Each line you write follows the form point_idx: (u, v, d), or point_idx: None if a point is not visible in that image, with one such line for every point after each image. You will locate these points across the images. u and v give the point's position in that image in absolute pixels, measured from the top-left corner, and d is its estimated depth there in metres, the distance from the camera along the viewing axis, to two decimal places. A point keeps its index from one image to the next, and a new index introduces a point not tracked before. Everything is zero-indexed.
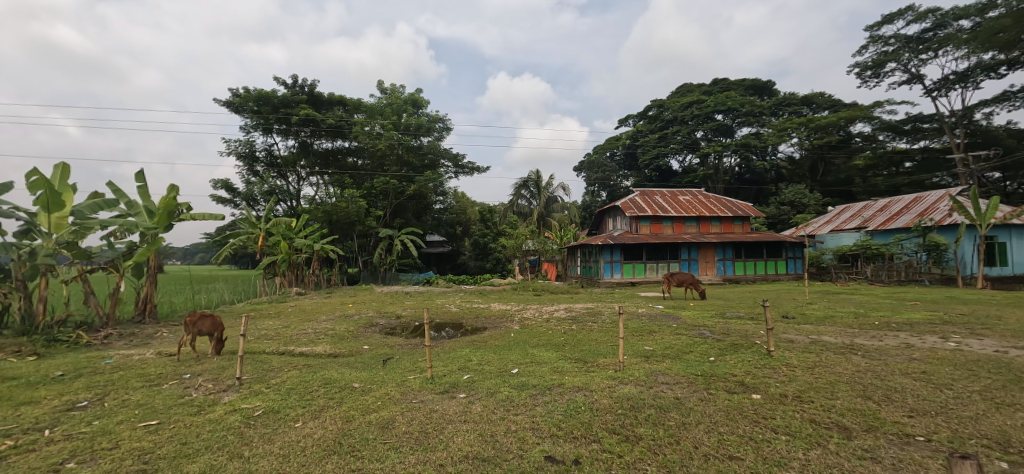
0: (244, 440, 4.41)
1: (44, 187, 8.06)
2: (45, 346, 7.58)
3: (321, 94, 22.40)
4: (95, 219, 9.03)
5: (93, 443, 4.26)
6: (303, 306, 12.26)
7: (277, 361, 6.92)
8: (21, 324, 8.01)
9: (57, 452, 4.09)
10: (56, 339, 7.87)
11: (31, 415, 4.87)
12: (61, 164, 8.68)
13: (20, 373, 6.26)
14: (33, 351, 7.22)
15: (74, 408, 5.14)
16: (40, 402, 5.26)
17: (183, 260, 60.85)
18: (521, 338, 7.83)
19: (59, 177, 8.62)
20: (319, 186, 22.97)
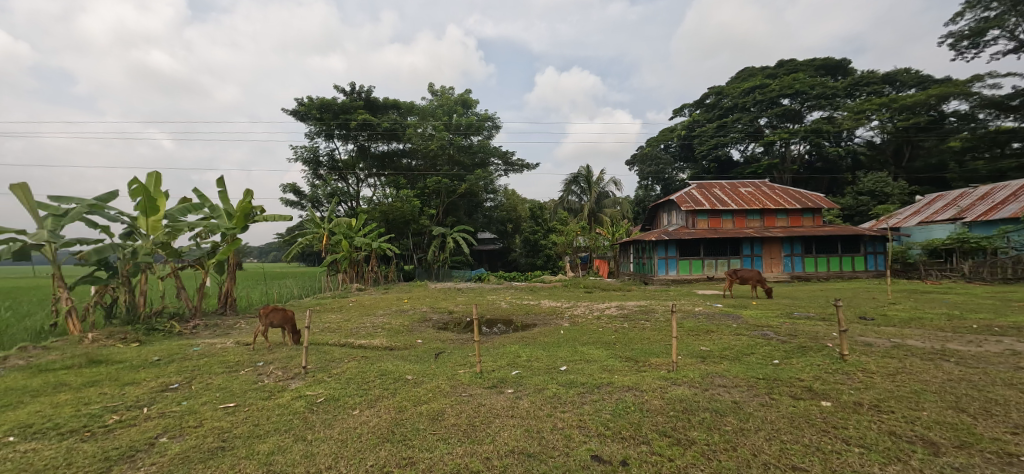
0: (309, 424, 4.68)
1: (142, 194, 9.01)
2: (145, 334, 8.49)
3: (376, 99, 23.40)
4: (184, 222, 9.97)
5: (181, 421, 4.68)
6: (362, 301, 12.82)
7: (338, 352, 7.28)
8: (127, 315, 9.01)
9: (153, 428, 4.53)
10: (154, 328, 8.79)
11: (132, 394, 5.44)
12: (155, 171, 9.68)
13: (125, 357, 7.05)
14: (136, 338, 8.14)
15: (167, 389, 5.69)
16: (140, 383, 5.87)
17: (260, 258, 66.53)
18: (570, 335, 7.70)
19: (153, 185, 9.59)
20: (377, 186, 23.93)
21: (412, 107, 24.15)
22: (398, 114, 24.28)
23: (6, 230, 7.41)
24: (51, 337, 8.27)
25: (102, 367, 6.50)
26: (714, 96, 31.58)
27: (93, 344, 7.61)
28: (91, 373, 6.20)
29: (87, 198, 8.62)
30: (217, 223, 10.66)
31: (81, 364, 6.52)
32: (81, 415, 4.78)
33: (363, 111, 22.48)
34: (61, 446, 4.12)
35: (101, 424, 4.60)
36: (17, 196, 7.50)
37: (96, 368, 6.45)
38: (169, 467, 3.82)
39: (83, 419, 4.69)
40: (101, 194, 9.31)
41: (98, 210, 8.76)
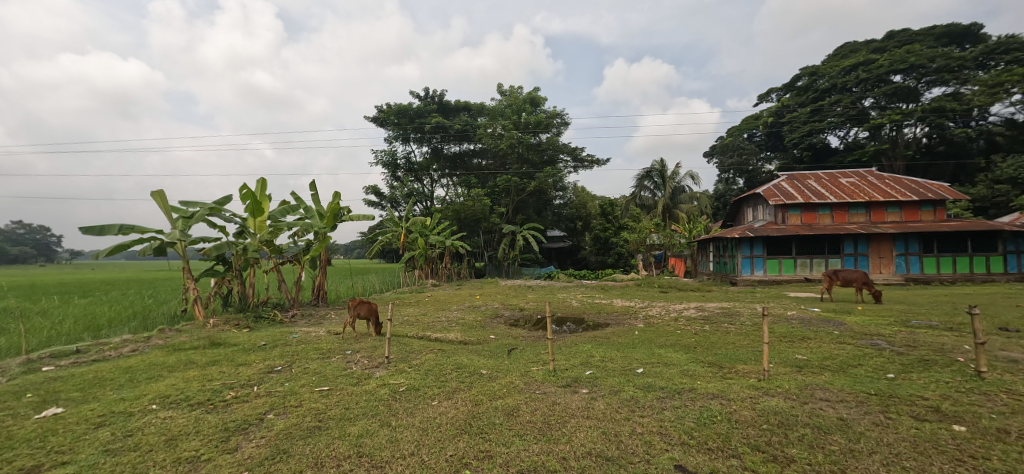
0: (394, 410, 4.92)
1: (251, 198, 9.99)
2: (254, 321, 9.47)
3: (448, 102, 24.21)
4: (285, 222, 10.92)
5: (284, 401, 5.12)
6: (436, 296, 13.30)
7: (417, 344, 7.60)
8: (239, 304, 10.07)
9: (262, 405, 5.00)
10: (261, 316, 9.78)
11: (245, 374, 6.05)
12: (261, 177, 10.70)
13: (238, 341, 7.88)
14: (247, 324, 9.11)
15: (272, 371, 6.26)
16: (251, 364, 6.52)
17: (347, 255, 72.19)
18: (646, 336, 7.39)
19: (260, 189, 10.61)
20: (450, 187, 24.70)
21: (482, 108, 24.58)
22: (469, 116, 24.92)
23: (148, 229, 8.57)
24: (182, 321, 9.47)
25: (221, 349, 7.31)
26: (807, 78, 28.87)
27: (214, 329, 8.60)
28: (212, 353, 7.00)
29: (208, 202, 9.73)
30: (312, 223, 11.55)
31: (204, 345, 7.39)
32: (206, 389, 5.40)
33: (437, 115, 23.34)
34: (191, 415, 4.68)
35: (221, 398, 5.16)
36: (156, 201, 8.64)
37: (216, 349, 7.27)
38: (275, 441, 4.19)
39: (208, 393, 5.29)
40: (218, 198, 10.48)
41: (216, 212, 9.85)
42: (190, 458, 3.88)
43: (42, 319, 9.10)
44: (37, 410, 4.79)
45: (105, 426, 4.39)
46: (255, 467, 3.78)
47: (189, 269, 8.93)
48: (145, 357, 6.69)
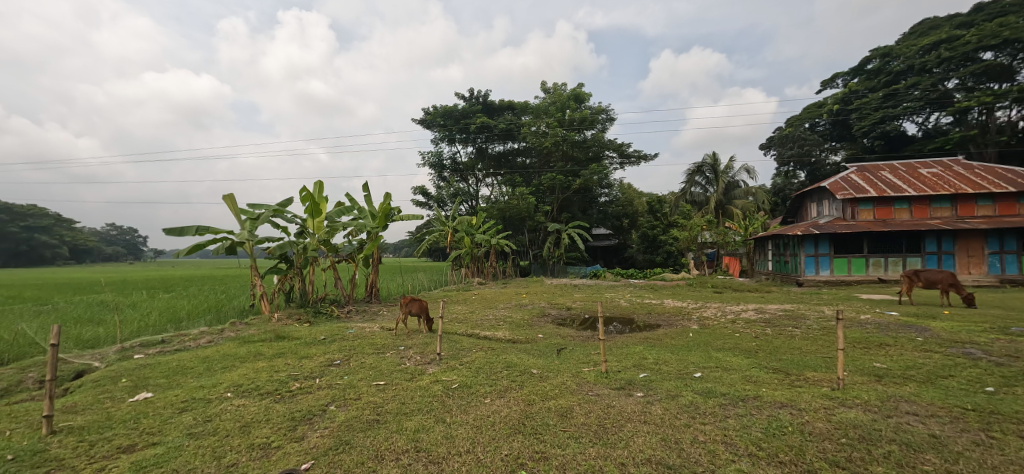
0: (448, 407, 5.00)
1: (310, 199, 10.46)
2: (313, 316, 9.95)
3: (493, 102, 24.40)
4: (340, 222, 11.37)
5: (344, 393, 5.31)
6: (483, 294, 13.41)
7: (467, 342, 7.68)
8: (300, 300, 10.61)
9: (324, 397, 5.21)
10: (320, 311, 10.26)
11: (308, 366, 6.34)
12: (319, 180, 11.17)
13: (300, 335, 8.29)
14: (307, 319, 9.58)
15: (332, 364, 6.52)
16: (313, 357, 6.82)
17: (395, 253, 74.74)
18: (702, 339, 7.11)
19: (317, 191, 11.09)
20: (494, 186, 24.90)
21: (526, 107, 24.56)
22: (513, 115, 24.97)
23: (220, 230, 9.18)
24: (250, 315, 10.09)
25: (285, 342, 7.71)
26: (879, 60, 26.76)
27: (278, 323, 9.10)
28: (278, 346, 7.40)
29: (272, 204, 10.28)
30: (365, 223, 11.95)
31: (270, 338, 7.83)
32: (274, 380, 5.70)
33: (482, 115, 23.59)
34: (261, 404, 4.95)
35: (287, 389, 5.43)
36: (227, 204, 9.22)
37: (281, 342, 7.67)
38: (337, 432, 4.35)
39: (275, 383, 5.58)
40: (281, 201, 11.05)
41: (279, 214, 10.39)
42: (262, 445, 4.10)
43: (132, 311, 9.99)
44: (131, 394, 5.24)
45: (188, 411, 4.73)
46: (320, 457, 3.94)
47: (256, 267, 9.49)
48: (220, 348, 7.17)
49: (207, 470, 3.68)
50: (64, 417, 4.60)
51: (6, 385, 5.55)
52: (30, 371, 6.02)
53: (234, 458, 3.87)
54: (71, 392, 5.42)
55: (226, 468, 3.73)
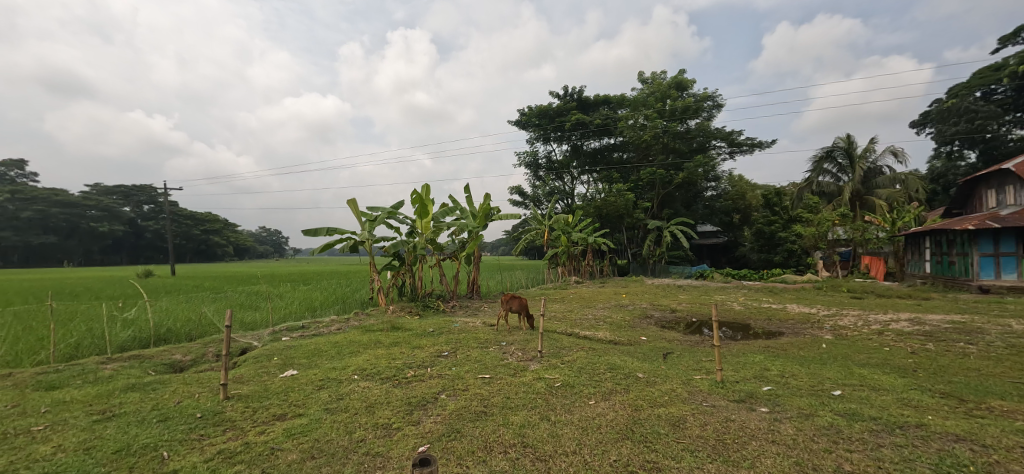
0: (551, 405, 4.95)
1: (419, 202, 11.14)
2: (422, 309, 10.64)
3: (588, 98, 23.98)
4: (446, 222, 11.96)
5: (453, 383, 5.55)
6: (581, 293, 13.19)
7: (567, 341, 7.59)
8: (411, 294, 11.42)
9: (436, 385, 5.48)
10: (428, 305, 10.94)
11: (420, 355, 6.75)
12: (426, 183, 11.84)
13: (412, 326, 8.89)
14: (417, 312, 10.28)
15: (441, 355, 6.85)
16: (424, 347, 7.24)
17: (493, 251, 77.75)
18: (838, 351, 6.21)
19: (425, 194, 11.77)
20: (590, 183, 24.50)
21: (623, 100, 23.74)
22: (609, 109, 24.26)
23: (345, 231, 10.19)
24: (370, 307, 11.12)
25: (399, 332, 8.30)
26: None
27: (393, 314, 9.88)
28: (394, 335, 7.99)
29: (387, 206, 11.16)
30: (467, 222, 12.45)
31: (387, 328, 8.51)
32: (392, 366, 6.15)
33: (577, 111, 23.30)
34: (382, 388, 5.35)
35: (403, 375, 5.82)
36: (350, 208, 10.24)
37: (396, 332, 8.28)
38: (448, 420, 4.53)
39: (393, 369, 6.01)
40: (394, 203, 11.94)
41: (393, 216, 11.24)
42: (384, 425, 4.41)
43: (279, 299, 11.54)
44: (281, 370, 6.01)
45: (324, 389, 5.28)
46: (434, 441, 4.12)
47: (374, 264, 10.37)
48: (347, 335, 7.95)
49: (341, 443, 4.06)
50: (234, 385, 5.41)
51: (193, 356, 6.72)
52: (210, 346, 7.24)
53: (362, 434, 4.22)
54: (238, 365, 6.38)
55: (357, 442, 4.08)
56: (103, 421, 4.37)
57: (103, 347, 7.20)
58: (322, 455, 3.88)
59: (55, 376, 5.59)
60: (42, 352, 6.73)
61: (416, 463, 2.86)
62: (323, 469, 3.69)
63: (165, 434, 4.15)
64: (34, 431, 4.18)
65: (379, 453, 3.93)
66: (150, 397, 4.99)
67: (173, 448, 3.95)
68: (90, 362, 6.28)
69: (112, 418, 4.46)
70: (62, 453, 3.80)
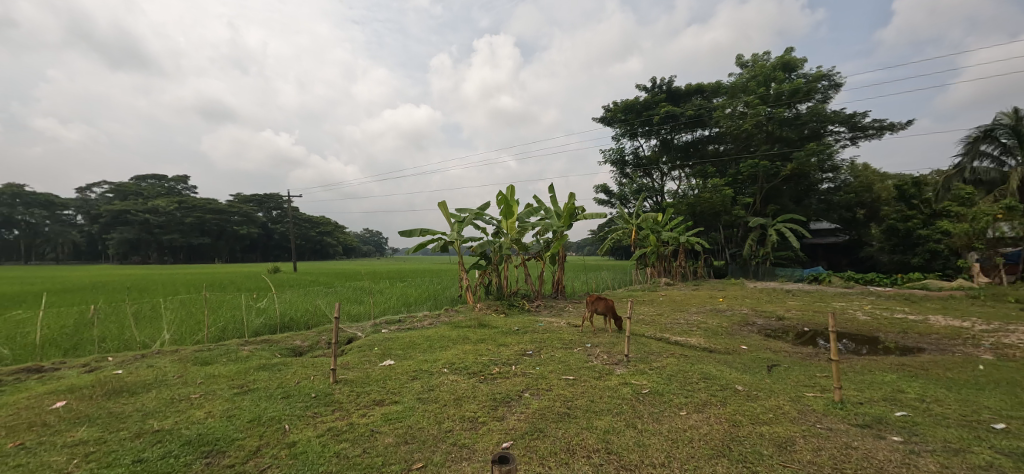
0: (638, 413, 4.63)
1: (504, 203, 11.27)
2: (508, 308, 10.74)
3: (679, 88, 22.64)
4: (530, 222, 11.97)
5: (537, 382, 5.46)
6: (672, 296, 12.39)
7: (656, 346, 7.12)
8: (497, 293, 11.61)
9: (520, 383, 5.44)
10: (513, 304, 11.02)
11: (505, 353, 6.77)
12: (510, 184, 11.96)
13: (498, 324, 8.99)
14: (502, 310, 10.40)
15: (525, 354, 6.81)
16: (509, 345, 7.26)
17: (579, 251, 77.02)
18: (1002, 376, 5.06)
19: (509, 195, 11.90)
20: (682, 179, 23.11)
21: (718, 87, 22.04)
22: (703, 98, 22.62)
23: (436, 232, 10.64)
24: (459, 304, 11.52)
25: (485, 329, 8.45)
26: None
27: (481, 312, 10.12)
28: (480, 332, 8.14)
29: (474, 208, 11.46)
30: (551, 222, 12.34)
31: (474, 325, 8.70)
32: (478, 362, 6.24)
33: (667, 103, 22.09)
34: (468, 382, 5.43)
35: (489, 371, 5.87)
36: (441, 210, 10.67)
37: (483, 329, 8.43)
38: (532, 419, 4.46)
39: (480, 365, 6.10)
40: (480, 205, 12.24)
41: (480, 216, 11.51)
42: (470, 418, 4.46)
43: (380, 295, 12.42)
44: (380, 359, 6.41)
45: (417, 379, 5.51)
46: (518, 439, 4.07)
47: (463, 263, 10.70)
48: (438, 330, 8.26)
49: (431, 431, 4.18)
50: (341, 371, 5.86)
51: (310, 342, 7.43)
52: (323, 335, 7.95)
53: (450, 425, 4.30)
54: (344, 353, 6.92)
55: (445, 432, 4.18)
56: (242, 394, 4.97)
57: (242, 331, 8.26)
58: (414, 441, 4.02)
59: (207, 354, 6.51)
60: (199, 333, 7.91)
61: (495, 460, 2.86)
62: (414, 454, 3.83)
63: (287, 409, 4.60)
64: (191, 398, 4.87)
65: (465, 445, 3.98)
66: (277, 376, 5.58)
67: (293, 422, 4.35)
68: (233, 343, 7.24)
69: (247, 391, 5.05)
70: (212, 418, 4.37)
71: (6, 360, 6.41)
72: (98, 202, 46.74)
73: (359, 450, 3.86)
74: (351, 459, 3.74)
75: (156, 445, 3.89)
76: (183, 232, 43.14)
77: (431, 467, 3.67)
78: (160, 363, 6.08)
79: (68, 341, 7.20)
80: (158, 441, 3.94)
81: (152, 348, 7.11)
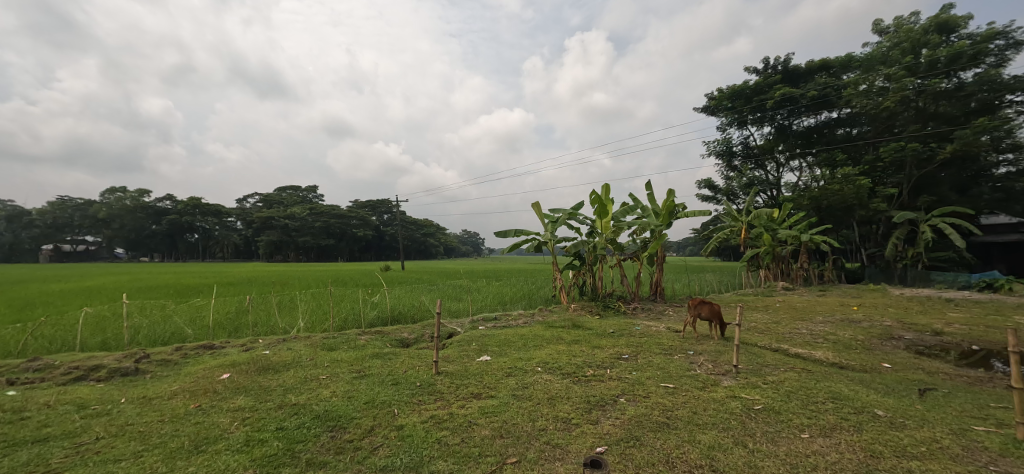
0: (750, 431, 4.08)
1: (598, 202, 10.92)
2: (602, 310, 10.38)
3: (797, 67, 20.20)
4: (625, 221, 11.45)
5: (634, 388, 5.13)
6: (792, 302, 10.96)
7: (772, 358, 6.31)
8: (591, 294, 11.29)
9: (615, 387, 5.15)
10: (608, 306, 10.61)
11: (600, 356, 6.50)
12: (604, 183, 11.55)
13: (593, 326, 8.71)
14: (597, 312, 10.05)
15: (621, 357, 6.46)
16: (604, 348, 6.97)
17: (680, 252, 72.87)
18: None
19: (604, 193, 11.50)
20: (803, 169, 20.54)
21: (849, 62, 19.21)
22: (829, 76, 19.87)
23: (530, 232, 10.67)
24: (553, 304, 11.43)
25: (580, 330, 8.22)
26: None
27: (574, 312, 9.91)
28: (574, 333, 7.95)
29: (567, 207, 11.28)
30: (648, 221, 11.68)
31: (568, 326, 8.52)
32: (573, 363, 6.07)
33: (783, 85, 19.83)
34: (562, 383, 5.28)
35: (583, 373, 5.66)
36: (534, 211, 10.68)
37: (577, 330, 8.23)
38: (628, 425, 4.17)
39: (574, 366, 5.92)
40: (573, 205, 12.01)
41: (573, 216, 11.30)
42: (564, 418, 4.31)
43: (478, 293, 12.80)
44: (477, 355, 6.56)
45: (512, 376, 5.50)
46: (613, 445, 3.83)
47: (556, 263, 10.56)
48: (533, 329, 8.24)
49: (525, 428, 4.11)
50: (443, 363, 6.08)
51: (415, 335, 7.87)
52: (427, 329, 8.39)
53: (544, 424, 4.19)
54: (445, 347, 7.21)
55: (539, 430, 4.08)
56: (359, 378, 5.38)
57: (360, 322, 9.06)
58: (510, 436, 3.98)
59: (332, 341, 7.21)
60: (326, 322, 8.85)
61: (587, 462, 3.54)
62: (509, 449, 3.78)
63: (395, 395, 4.85)
64: (320, 378, 5.38)
65: (559, 445, 3.85)
66: (388, 364, 5.98)
67: (401, 406, 4.57)
68: (352, 333, 7.95)
69: (364, 376, 5.45)
70: (335, 397, 4.76)
71: (189, 338, 7.71)
72: (250, 209, 55.15)
73: (458, 439, 3.92)
74: (450, 447, 3.80)
75: (293, 416, 4.29)
76: (313, 234, 49.57)
77: (526, 463, 3.59)
78: (297, 347, 6.85)
79: (231, 324, 8.47)
80: (295, 413, 4.35)
81: (292, 333, 8.12)
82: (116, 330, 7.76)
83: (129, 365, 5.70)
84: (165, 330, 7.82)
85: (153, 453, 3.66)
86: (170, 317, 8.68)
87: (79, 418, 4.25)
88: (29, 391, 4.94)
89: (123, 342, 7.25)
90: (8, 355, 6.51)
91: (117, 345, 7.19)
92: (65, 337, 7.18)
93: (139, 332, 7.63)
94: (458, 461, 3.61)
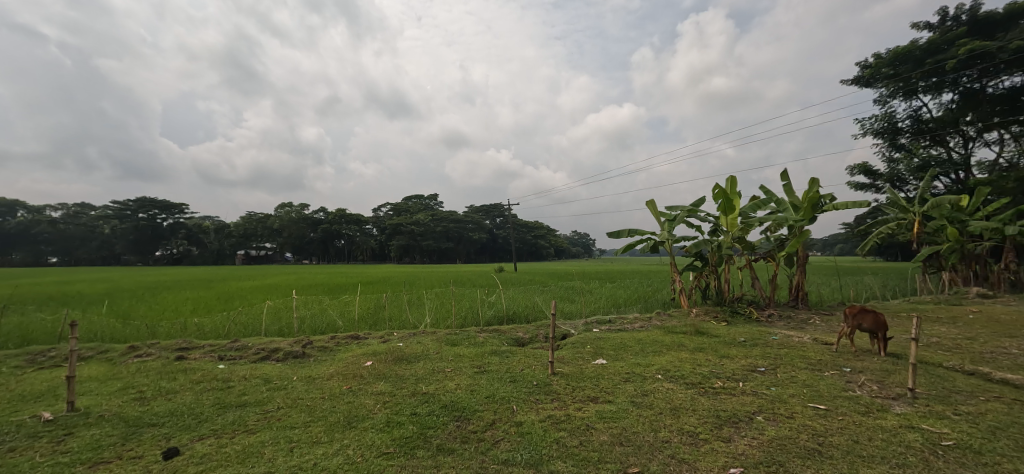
0: (937, 472, 3.27)
1: (722, 197, 9.91)
2: (730, 316, 9.36)
3: (992, 14, 16.16)
4: (757, 217, 10.20)
5: (774, 405, 4.50)
6: (992, 314, 8.69)
7: (966, 383, 5.05)
8: (716, 298, 10.28)
9: (750, 403, 4.57)
10: (737, 311, 9.54)
11: (730, 367, 5.84)
12: (731, 175, 10.42)
13: (719, 333, 7.89)
14: (724, 318, 9.10)
15: (755, 370, 5.73)
16: (734, 359, 6.25)
17: (823, 250, 63.82)
18: None
19: (730, 186, 10.40)
20: (1005, 143, 16.32)
21: None
22: None
23: (645, 232, 10.12)
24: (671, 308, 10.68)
25: (704, 337, 7.51)
26: None
27: (696, 318, 9.09)
28: (698, 341, 7.28)
29: (686, 204, 10.44)
30: (786, 215, 10.25)
31: (691, 332, 7.84)
32: (697, 372, 5.55)
33: (970, 40, 16.03)
34: (687, 394, 4.83)
35: (711, 385, 5.13)
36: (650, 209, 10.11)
37: (700, 337, 7.56)
38: (769, 448, 3.64)
39: (699, 376, 5.41)
40: (694, 201, 11.07)
41: (694, 213, 10.42)
42: (691, 432, 3.93)
43: (592, 294, 12.55)
44: (593, 358, 6.36)
45: (630, 382, 5.21)
46: (750, 467, 3.39)
47: (675, 264, 9.81)
48: (650, 334, 7.76)
49: (647, 438, 3.83)
50: (558, 364, 6.02)
51: (530, 335, 7.94)
52: (542, 329, 8.42)
53: (668, 435, 3.87)
54: (559, 348, 7.14)
55: (662, 442, 3.77)
56: (480, 374, 5.56)
57: (478, 320, 9.47)
58: (630, 444, 3.74)
59: (454, 337, 7.61)
60: (449, 319, 9.41)
61: None
62: (630, 458, 3.55)
63: (514, 392, 4.91)
64: (446, 371, 5.69)
65: (686, 460, 3.51)
66: (506, 361, 6.12)
67: (519, 404, 4.59)
68: (472, 330, 8.33)
69: (485, 372, 5.63)
70: (458, 390, 4.98)
71: (341, 328, 8.81)
72: (383, 217, 61.75)
73: (576, 442, 3.79)
74: (570, 449, 3.69)
75: (424, 404, 4.57)
76: (436, 237, 53.87)
77: None
78: (425, 341, 7.36)
79: (371, 318, 9.46)
80: (426, 401, 4.63)
81: (420, 328, 8.78)
82: (289, 319, 9.17)
83: (298, 349, 6.65)
84: (323, 321, 9.01)
85: (317, 425, 4.15)
86: (326, 310, 10.02)
87: (266, 390, 5.06)
88: (233, 365, 6.04)
89: (293, 330, 8.53)
90: (219, 336, 8.11)
91: (290, 332, 8.49)
92: (254, 323, 8.70)
93: (304, 322, 8.92)
94: (578, 464, 3.48)
